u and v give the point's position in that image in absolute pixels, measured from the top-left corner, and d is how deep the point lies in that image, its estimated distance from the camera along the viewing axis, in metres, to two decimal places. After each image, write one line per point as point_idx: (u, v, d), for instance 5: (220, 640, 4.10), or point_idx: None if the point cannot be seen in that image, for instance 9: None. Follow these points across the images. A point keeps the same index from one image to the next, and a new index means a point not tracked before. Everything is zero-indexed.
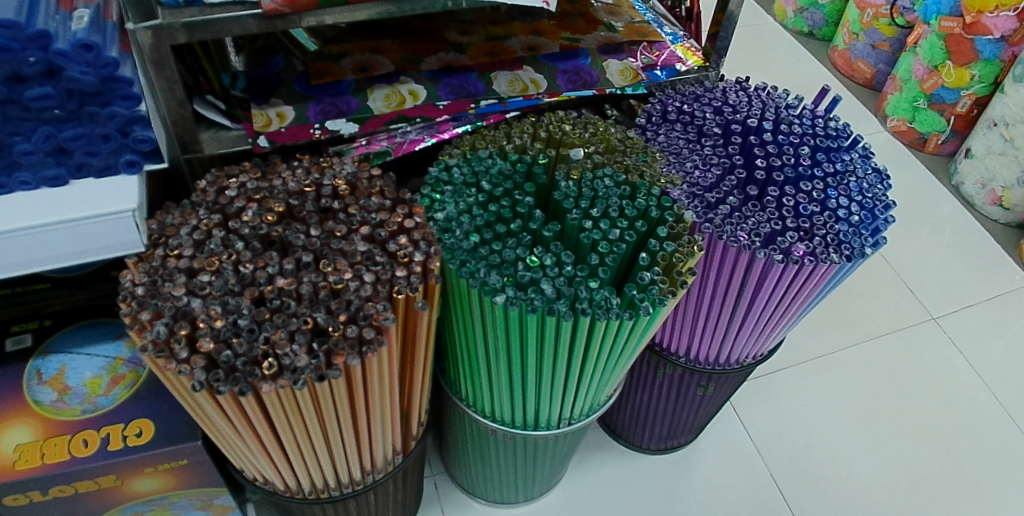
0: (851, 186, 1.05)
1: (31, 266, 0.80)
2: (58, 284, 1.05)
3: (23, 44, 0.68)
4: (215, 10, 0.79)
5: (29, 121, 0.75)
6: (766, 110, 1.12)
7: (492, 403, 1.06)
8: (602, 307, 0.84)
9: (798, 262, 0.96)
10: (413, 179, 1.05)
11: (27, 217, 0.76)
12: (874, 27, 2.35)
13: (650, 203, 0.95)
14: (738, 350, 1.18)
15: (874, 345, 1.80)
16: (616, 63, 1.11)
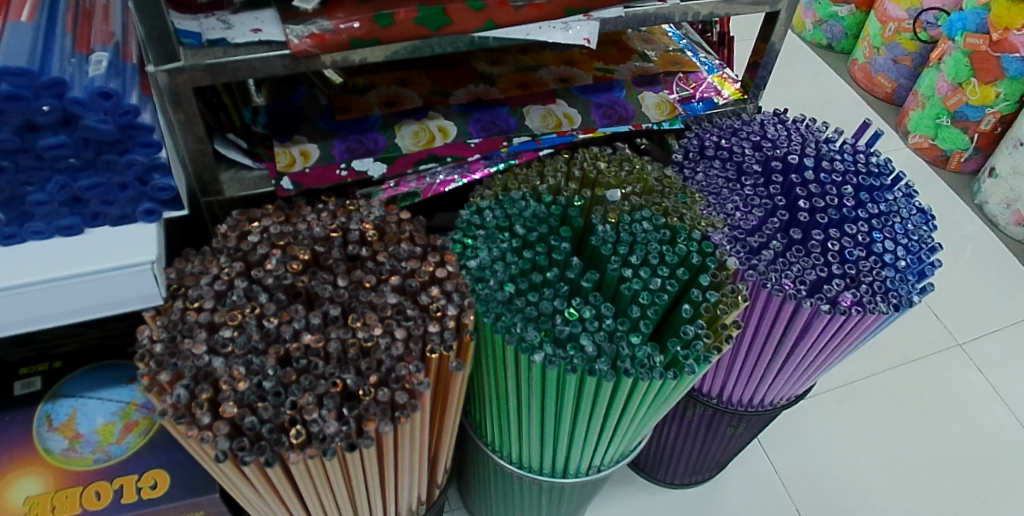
0: (896, 228, 0.99)
1: (46, 321, 0.76)
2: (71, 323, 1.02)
3: (37, 92, 0.64)
4: (241, 50, 0.75)
5: (42, 170, 0.70)
6: (806, 145, 1.07)
7: (519, 450, 1.01)
8: (645, 367, 0.80)
9: (845, 312, 0.91)
10: (439, 214, 1.04)
11: (41, 270, 0.72)
12: (896, 42, 2.26)
13: (691, 249, 0.89)
14: (773, 392, 1.13)
15: (900, 373, 1.73)
16: (652, 95, 1.07)
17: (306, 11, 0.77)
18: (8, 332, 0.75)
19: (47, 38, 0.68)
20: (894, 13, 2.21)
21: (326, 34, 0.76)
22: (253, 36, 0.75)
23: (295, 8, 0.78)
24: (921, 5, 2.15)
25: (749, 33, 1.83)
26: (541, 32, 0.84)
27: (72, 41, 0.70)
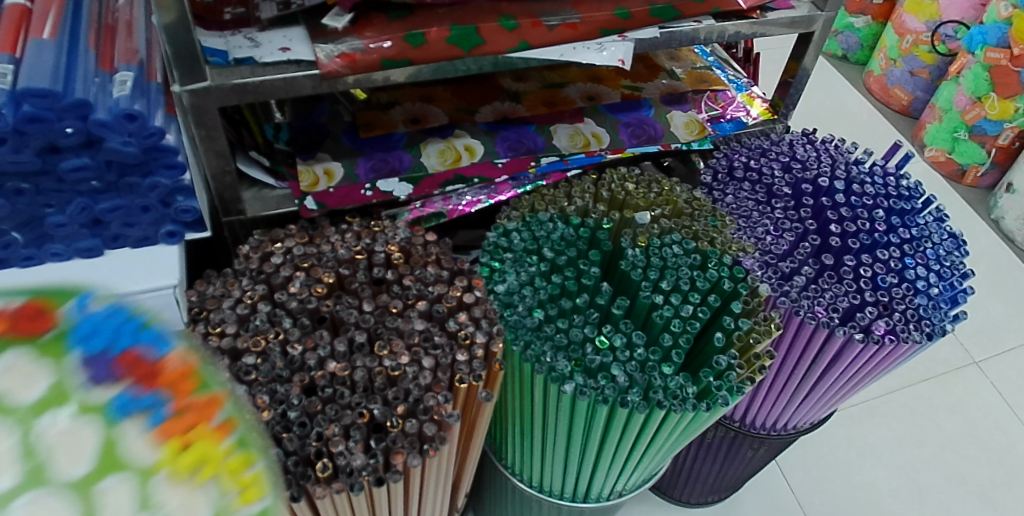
0: (928, 253, 0.97)
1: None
2: None
3: (60, 113, 0.62)
4: (268, 69, 0.73)
5: (63, 192, 0.68)
6: (836, 168, 1.04)
7: (540, 473, 0.97)
8: (677, 398, 0.78)
9: (878, 341, 0.88)
10: (459, 230, 1.03)
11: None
12: (914, 54, 2.18)
13: (722, 274, 0.87)
14: (799, 416, 1.08)
15: (917, 392, 1.62)
16: (681, 115, 1.07)
17: (335, 29, 0.75)
18: None
19: (71, 56, 0.66)
20: (913, 24, 2.14)
21: (356, 53, 0.74)
22: (282, 55, 0.73)
23: (323, 26, 0.76)
24: (940, 18, 2.09)
25: (772, 43, 1.79)
26: (575, 52, 0.83)
27: (96, 59, 0.68)
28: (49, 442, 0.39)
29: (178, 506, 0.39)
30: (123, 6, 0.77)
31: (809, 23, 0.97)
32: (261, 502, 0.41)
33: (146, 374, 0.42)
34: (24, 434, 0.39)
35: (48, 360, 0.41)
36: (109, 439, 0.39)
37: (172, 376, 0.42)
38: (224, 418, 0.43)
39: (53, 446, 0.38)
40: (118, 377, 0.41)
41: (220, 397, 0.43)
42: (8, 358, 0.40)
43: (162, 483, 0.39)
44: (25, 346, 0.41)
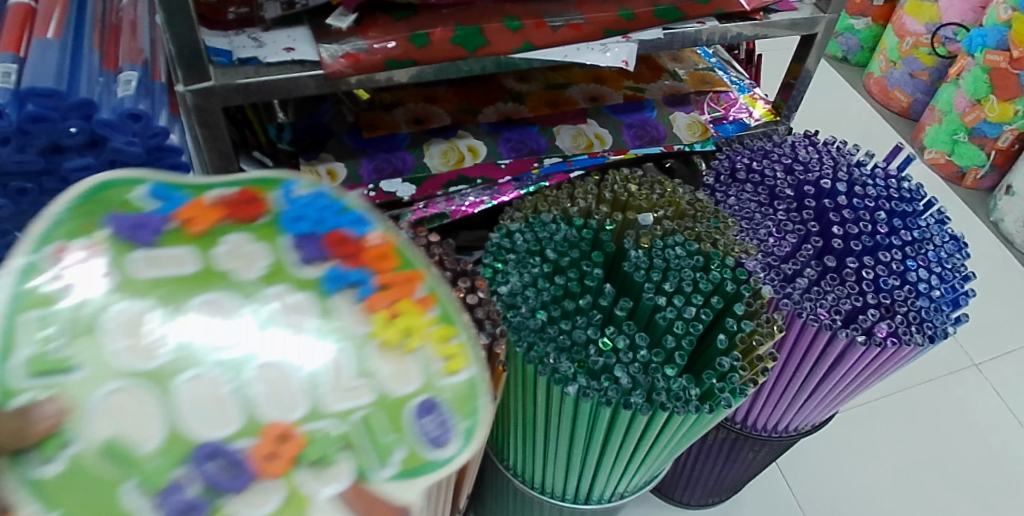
0: (930, 255, 0.97)
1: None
2: None
3: (64, 113, 0.61)
4: (272, 69, 0.72)
5: (67, 192, 0.68)
6: (839, 170, 1.04)
7: (542, 474, 0.96)
8: (680, 400, 0.78)
9: (880, 343, 0.88)
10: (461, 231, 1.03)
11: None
12: (914, 56, 2.18)
13: (725, 276, 0.87)
14: (800, 418, 1.08)
15: (916, 394, 1.62)
16: (683, 116, 1.09)
17: (339, 29, 0.75)
18: None
19: (74, 56, 0.66)
20: (913, 26, 2.14)
21: (360, 54, 0.74)
22: (286, 55, 0.73)
23: (327, 27, 0.76)
24: (940, 20, 2.09)
25: (773, 45, 1.79)
26: (579, 53, 0.83)
27: (100, 59, 0.68)
28: (274, 309, 0.45)
29: (392, 364, 0.45)
30: (127, 5, 0.76)
31: (811, 25, 0.97)
32: (466, 370, 0.47)
33: (350, 253, 0.49)
34: (263, 296, 0.45)
35: (264, 241, 0.48)
36: (334, 304, 0.46)
37: (375, 255, 0.49)
38: (422, 294, 0.49)
39: (289, 306, 0.45)
40: (326, 256, 0.48)
41: (419, 275, 0.50)
42: (232, 238, 0.47)
43: (380, 347, 0.46)
44: (255, 227, 0.48)
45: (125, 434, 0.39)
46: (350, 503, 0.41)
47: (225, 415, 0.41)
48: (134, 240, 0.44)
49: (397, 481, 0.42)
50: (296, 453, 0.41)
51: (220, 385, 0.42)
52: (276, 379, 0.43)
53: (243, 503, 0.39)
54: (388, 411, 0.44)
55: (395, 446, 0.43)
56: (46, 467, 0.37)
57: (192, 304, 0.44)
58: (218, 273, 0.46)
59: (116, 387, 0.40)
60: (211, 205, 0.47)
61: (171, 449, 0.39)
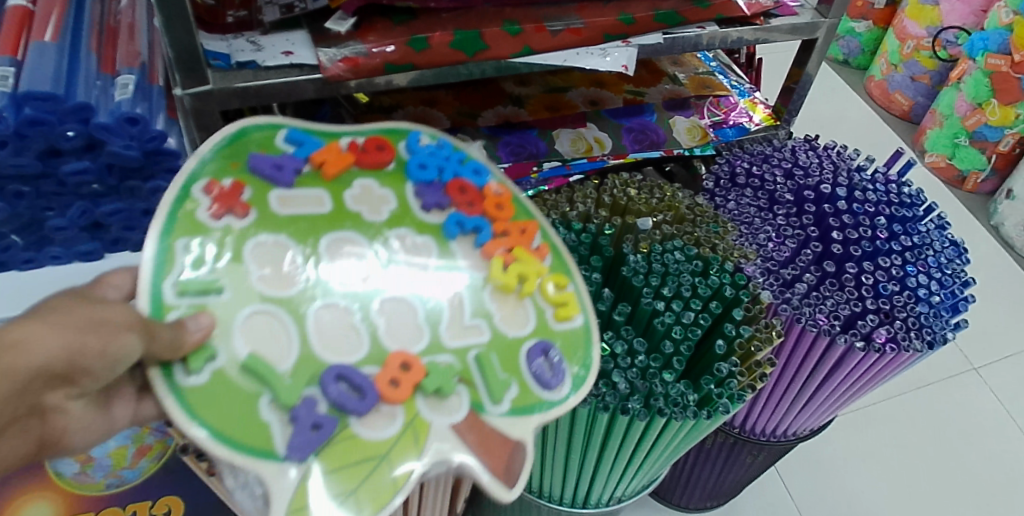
0: (929, 261, 0.97)
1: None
2: None
3: (62, 117, 0.61)
4: (271, 73, 0.72)
5: (64, 195, 0.67)
6: (839, 175, 1.04)
7: (540, 480, 0.95)
8: (678, 405, 0.78)
9: (879, 349, 0.88)
10: None
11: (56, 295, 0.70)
12: (915, 59, 2.17)
13: (724, 281, 0.86)
14: (799, 423, 1.08)
15: (916, 399, 1.61)
16: (683, 120, 1.10)
17: (338, 33, 0.76)
18: None
19: (73, 59, 0.66)
20: (914, 30, 2.15)
21: (360, 58, 0.74)
22: (285, 59, 0.73)
23: (326, 31, 0.76)
24: (941, 23, 2.09)
25: (774, 47, 1.79)
26: (577, 58, 0.83)
27: (98, 62, 0.68)
28: (400, 246, 0.64)
29: (507, 303, 0.65)
30: (126, 7, 0.76)
31: (811, 30, 0.97)
32: (577, 316, 0.67)
33: (465, 204, 0.68)
34: (389, 236, 0.64)
35: (390, 187, 0.67)
36: (456, 245, 0.66)
37: (496, 205, 0.70)
38: (538, 243, 0.70)
39: (411, 246, 0.64)
40: (445, 204, 0.67)
41: (531, 226, 0.70)
42: (366, 182, 0.66)
43: (496, 291, 0.65)
44: (383, 175, 0.67)
45: (263, 352, 0.54)
46: (458, 429, 0.57)
47: (351, 345, 0.57)
48: (273, 182, 0.62)
49: (508, 417, 0.59)
50: (415, 386, 0.56)
51: (351, 314, 0.58)
52: (399, 308, 0.60)
53: (366, 425, 0.54)
54: (503, 351, 0.62)
55: (509, 386, 0.60)
56: (196, 378, 0.52)
57: (326, 238, 0.61)
58: (350, 214, 0.63)
59: (254, 310, 0.55)
60: (350, 155, 0.66)
61: (305, 369, 0.54)
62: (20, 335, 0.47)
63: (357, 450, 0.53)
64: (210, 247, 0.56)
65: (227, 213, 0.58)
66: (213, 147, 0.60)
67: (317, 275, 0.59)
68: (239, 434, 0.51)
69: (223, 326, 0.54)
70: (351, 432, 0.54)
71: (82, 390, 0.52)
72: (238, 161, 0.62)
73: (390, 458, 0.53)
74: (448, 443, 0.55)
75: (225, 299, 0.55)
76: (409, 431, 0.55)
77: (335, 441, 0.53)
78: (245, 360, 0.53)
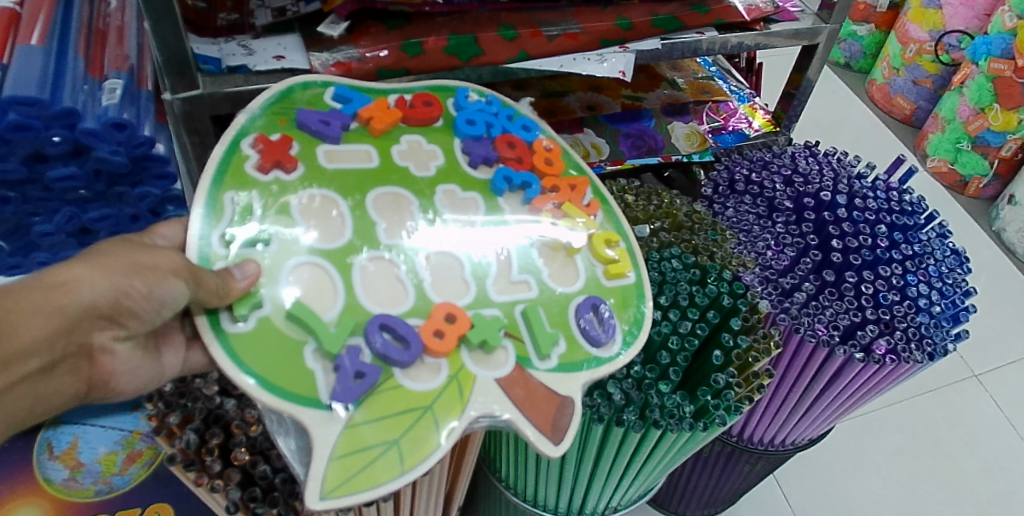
0: (930, 270, 0.96)
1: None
2: None
3: (47, 122, 0.60)
4: (261, 78, 0.72)
5: (51, 201, 0.66)
6: (839, 182, 1.03)
7: (535, 489, 0.93)
8: (674, 417, 0.76)
9: (879, 361, 0.87)
10: None
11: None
12: (917, 63, 2.16)
13: (721, 290, 0.85)
14: (798, 432, 1.06)
15: (915, 406, 1.60)
16: (682, 126, 1.08)
17: (331, 37, 0.75)
18: None
19: (60, 63, 0.65)
20: (915, 33, 2.13)
21: (352, 62, 0.74)
22: (276, 64, 0.72)
23: (319, 35, 0.76)
24: (943, 27, 2.07)
25: (775, 51, 1.78)
26: (574, 63, 0.81)
27: (86, 66, 0.67)
28: (445, 200, 0.67)
29: (558, 260, 0.67)
30: (116, 10, 0.76)
31: (813, 35, 0.96)
32: (632, 273, 0.69)
33: (513, 159, 0.72)
34: (436, 190, 0.67)
35: (438, 143, 0.71)
36: (504, 201, 0.69)
37: (546, 161, 0.73)
38: (589, 199, 0.73)
39: (457, 201, 0.67)
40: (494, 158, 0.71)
41: (583, 183, 0.73)
42: (414, 137, 0.70)
43: (547, 243, 0.68)
44: (432, 131, 0.71)
45: (311, 300, 0.57)
46: (502, 383, 0.59)
47: (396, 291, 0.60)
48: (320, 138, 0.66)
49: (554, 373, 0.61)
50: (459, 338, 0.59)
51: (394, 266, 0.61)
52: (443, 259, 0.63)
53: (409, 377, 0.57)
54: (551, 307, 0.64)
55: (557, 341, 0.62)
56: (244, 325, 0.55)
57: (371, 193, 0.64)
58: (399, 168, 0.67)
59: (303, 262, 0.58)
60: (399, 112, 0.69)
61: (350, 319, 0.57)
62: (68, 277, 0.53)
63: (402, 400, 0.56)
64: (259, 201, 0.60)
65: (273, 167, 0.62)
66: (261, 104, 0.65)
67: (364, 228, 0.62)
68: (286, 382, 0.54)
69: (271, 274, 0.57)
70: (396, 383, 0.56)
71: (128, 333, 0.58)
72: (286, 117, 0.66)
73: (434, 410, 0.56)
74: (492, 396, 0.58)
75: (271, 251, 0.58)
76: (453, 383, 0.57)
77: (379, 390, 0.55)
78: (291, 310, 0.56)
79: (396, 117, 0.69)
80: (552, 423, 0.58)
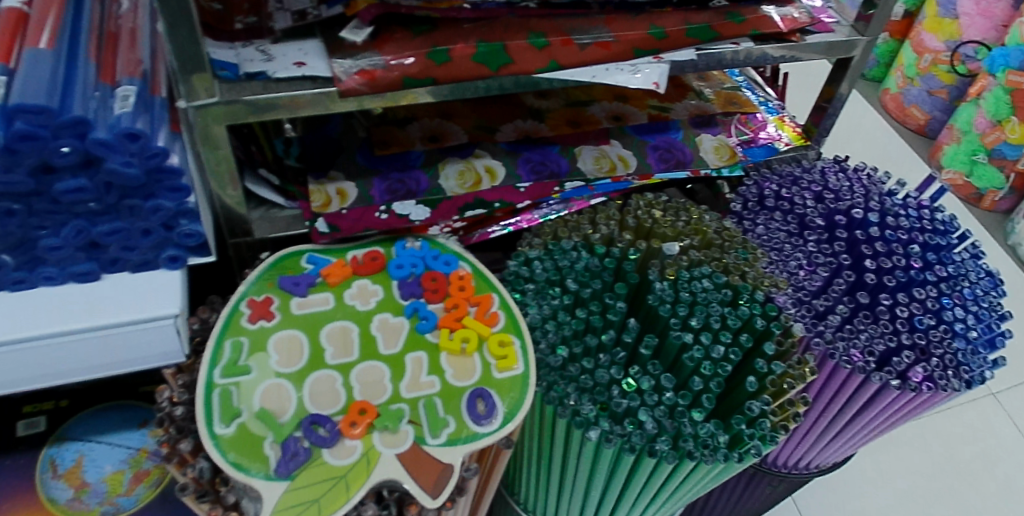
0: (966, 293, 0.92)
1: (14, 386, 0.65)
2: (69, 396, 0.92)
3: (56, 131, 0.56)
4: (281, 85, 0.68)
5: (58, 214, 0.62)
6: (870, 199, 0.99)
7: (554, 511, 0.88)
8: (708, 447, 0.72)
9: (915, 389, 0.84)
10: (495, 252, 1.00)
11: (18, 328, 0.62)
12: (932, 74, 2.08)
13: (754, 312, 0.82)
14: (825, 456, 0.99)
15: (943, 420, 1.51)
16: (710, 138, 1.03)
17: (354, 43, 0.71)
18: (31, 387, 0.66)
19: (69, 67, 0.61)
20: (931, 43, 2.05)
21: (377, 70, 0.69)
22: (296, 71, 0.69)
23: (342, 40, 0.72)
24: (960, 37, 2.01)
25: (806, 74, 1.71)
26: (608, 74, 0.78)
27: (96, 71, 0.63)
28: (378, 327, 0.73)
29: (459, 363, 0.71)
30: (127, 12, 0.72)
31: (849, 48, 0.93)
32: (516, 365, 0.71)
33: (438, 287, 0.76)
34: (374, 318, 0.74)
35: (382, 283, 0.77)
36: (430, 335, 0.73)
37: (459, 288, 0.76)
38: (492, 310, 0.75)
39: (389, 327, 0.73)
40: (420, 292, 0.76)
41: (488, 297, 0.76)
42: (359, 283, 0.76)
43: (449, 355, 0.72)
44: (376, 276, 0.77)
45: (271, 408, 0.65)
46: (402, 457, 0.64)
47: (333, 396, 0.67)
48: (291, 292, 0.74)
49: (444, 446, 0.65)
50: (370, 424, 0.65)
51: (333, 381, 0.68)
52: (366, 368, 0.70)
53: (334, 454, 0.64)
54: (447, 395, 0.69)
55: (446, 421, 0.67)
56: (226, 429, 0.63)
57: (326, 324, 0.73)
58: (349, 305, 0.75)
59: (272, 383, 0.67)
60: (350, 266, 0.77)
61: (299, 417, 0.65)
62: None
63: (326, 473, 0.62)
64: (244, 345, 0.69)
65: (261, 316, 0.72)
66: (254, 275, 0.75)
67: (315, 352, 0.70)
68: (246, 459, 0.62)
69: (247, 392, 0.66)
70: (321, 460, 0.63)
71: None
72: (274, 281, 0.75)
73: (348, 479, 0.62)
74: (391, 469, 0.63)
75: (253, 375, 0.67)
76: (364, 460, 0.63)
77: (309, 465, 0.63)
78: (259, 411, 0.65)
79: (346, 266, 0.77)
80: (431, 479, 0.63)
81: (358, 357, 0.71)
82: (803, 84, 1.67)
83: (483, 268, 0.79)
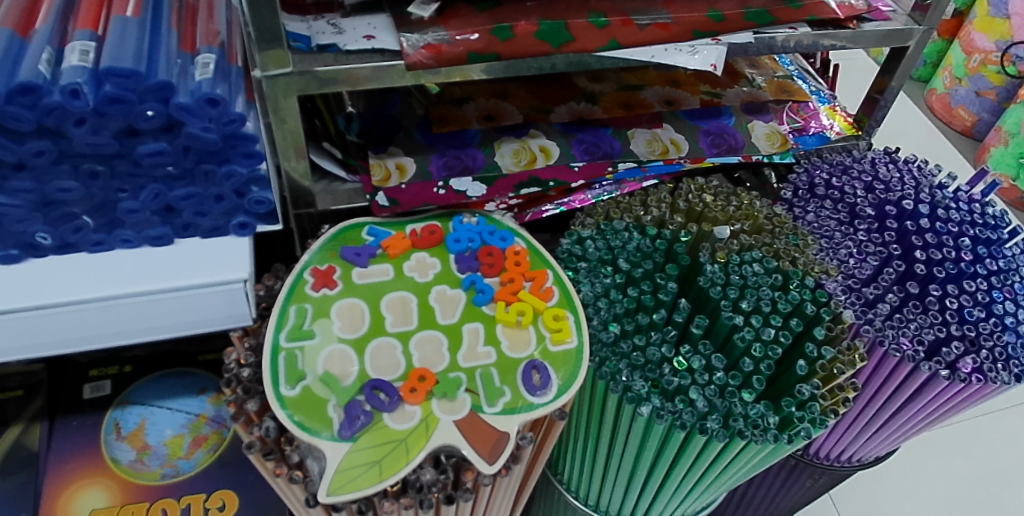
0: (1017, 287, 0.91)
1: (91, 342, 0.68)
2: (133, 362, 0.95)
3: (142, 95, 0.58)
4: (352, 57, 0.70)
5: (138, 177, 0.64)
6: (921, 191, 0.98)
7: (598, 490, 0.89)
8: (758, 428, 0.73)
9: (965, 380, 0.83)
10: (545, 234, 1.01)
11: (96, 287, 0.65)
12: (981, 74, 2.04)
13: (805, 297, 0.82)
14: (869, 449, 0.99)
15: (988, 424, 1.49)
16: (762, 125, 1.03)
17: (420, 18, 0.73)
18: (103, 345, 0.68)
19: (153, 36, 0.63)
20: (981, 42, 2.00)
21: (443, 45, 0.71)
22: (366, 44, 0.71)
23: (409, 15, 0.74)
24: (1010, 38, 1.93)
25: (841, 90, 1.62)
26: (667, 54, 0.78)
27: (178, 40, 0.65)
28: (435, 300, 0.75)
29: (513, 337, 0.72)
30: None
31: (906, 37, 0.93)
32: (569, 340, 0.72)
33: (491, 264, 0.77)
34: (431, 291, 0.75)
35: (438, 257, 0.79)
36: (485, 309, 0.74)
37: (514, 264, 0.77)
38: (547, 285, 0.76)
39: (446, 299, 0.75)
40: (473, 268, 0.77)
41: (542, 273, 0.77)
42: (416, 257, 0.78)
43: (504, 327, 0.73)
44: (433, 250, 0.79)
45: (335, 372, 0.68)
46: (459, 423, 0.66)
47: (393, 363, 0.69)
48: (353, 262, 0.76)
49: (500, 415, 0.66)
50: (429, 391, 0.67)
51: (393, 350, 0.70)
52: (424, 338, 0.71)
53: (395, 419, 0.65)
54: (502, 367, 0.70)
55: (502, 391, 0.68)
56: (292, 391, 0.66)
57: (385, 294, 0.74)
58: (406, 277, 0.76)
59: (335, 348, 0.69)
60: (409, 239, 0.79)
61: (361, 382, 0.67)
62: None
63: (386, 436, 0.64)
64: (308, 311, 0.72)
65: (323, 285, 0.74)
66: (317, 245, 0.77)
67: (375, 320, 0.72)
68: (310, 420, 0.64)
69: (312, 357, 0.68)
70: (382, 424, 0.65)
71: None
72: (336, 252, 0.77)
73: (408, 442, 0.64)
74: (449, 435, 0.65)
75: (316, 340, 0.70)
76: (423, 425, 0.65)
77: (371, 428, 0.64)
78: (323, 375, 0.67)
79: (404, 239, 0.78)
80: (489, 446, 0.64)
81: (416, 327, 0.72)
82: (849, 79, 1.65)
83: (536, 244, 0.80)
